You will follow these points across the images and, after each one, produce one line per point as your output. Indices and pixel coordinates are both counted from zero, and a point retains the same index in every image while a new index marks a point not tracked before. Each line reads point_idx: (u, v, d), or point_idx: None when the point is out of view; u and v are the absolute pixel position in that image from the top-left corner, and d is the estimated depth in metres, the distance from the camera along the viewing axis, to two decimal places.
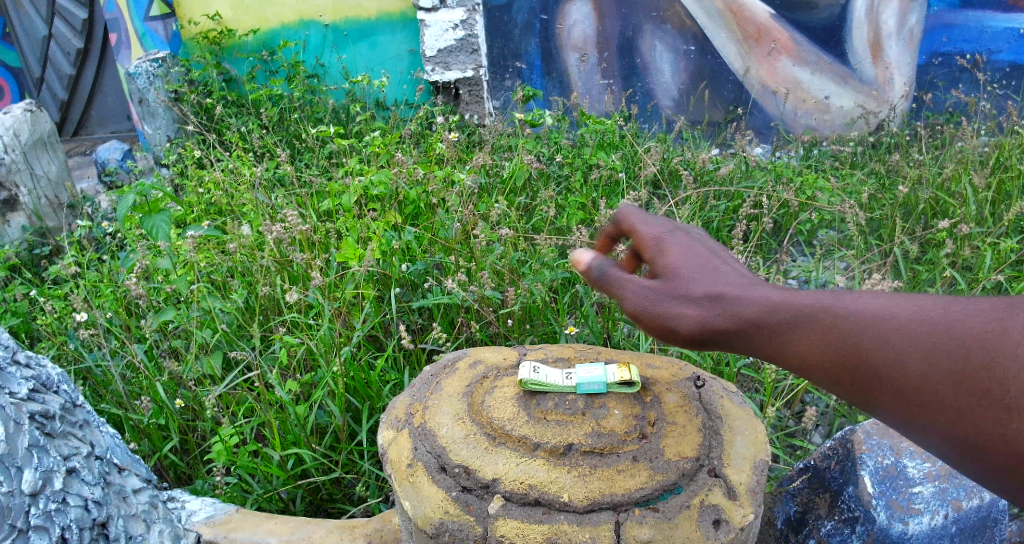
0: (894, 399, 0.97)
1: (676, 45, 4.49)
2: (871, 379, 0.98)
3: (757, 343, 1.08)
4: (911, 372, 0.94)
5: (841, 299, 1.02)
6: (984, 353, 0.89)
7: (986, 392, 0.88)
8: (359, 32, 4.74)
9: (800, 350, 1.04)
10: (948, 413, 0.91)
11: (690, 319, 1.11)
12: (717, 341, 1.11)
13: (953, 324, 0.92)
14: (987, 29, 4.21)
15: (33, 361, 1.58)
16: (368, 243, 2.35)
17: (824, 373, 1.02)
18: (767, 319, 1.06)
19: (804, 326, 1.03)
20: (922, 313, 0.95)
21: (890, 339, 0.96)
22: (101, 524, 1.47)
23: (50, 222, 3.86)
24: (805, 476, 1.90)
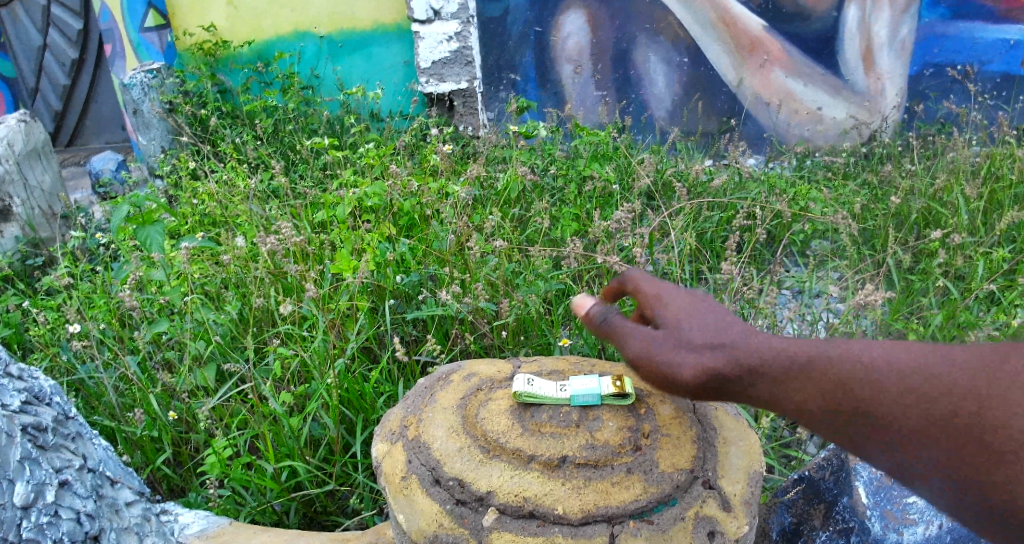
0: (883, 442, 0.98)
1: (670, 57, 4.52)
2: (861, 421, 0.99)
3: (754, 391, 1.08)
4: (902, 415, 0.95)
5: (837, 343, 1.04)
6: (976, 397, 0.91)
7: (974, 435, 0.90)
8: (354, 44, 4.76)
9: (794, 395, 1.04)
10: (936, 458, 0.93)
11: (690, 369, 1.12)
12: (716, 389, 1.11)
13: (948, 368, 0.94)
14: (978, 40, 4.25)
15: (25, 373, 1.57)
16: (362, 255, 2.36)
17: (815, 415, 1.03)
18: (765, 368, 1.07)
19: (800, 371, 1.04)
20: (915, 356, 0.97)
21: (882, 382, 0.97)
22: (93, 537, 1.46)
23: (43, 233, 3.85)
24: (799, 487, 1.90)
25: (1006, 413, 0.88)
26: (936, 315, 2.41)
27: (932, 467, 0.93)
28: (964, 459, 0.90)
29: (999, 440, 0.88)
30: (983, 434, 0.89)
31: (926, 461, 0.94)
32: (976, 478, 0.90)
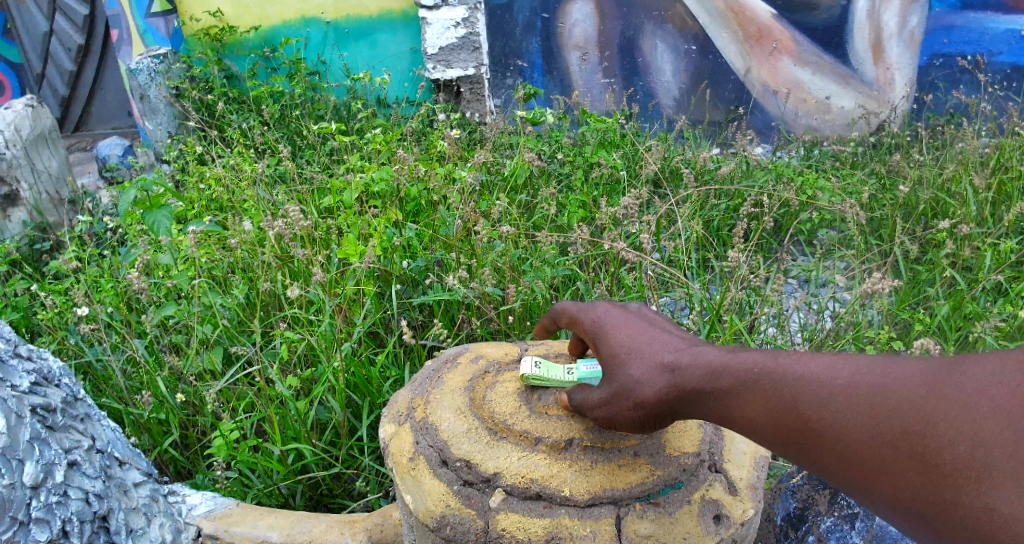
0: (836, 464, 0.93)
1: (677, 44, 4.50)
2: (814, 441, 0.95)
3: (708, 409, 1.07)
4: (849, 433, 0.91)
5: (780, 359, 1.01)
6: (925, 413, 0.85)
7: (924, 453, 0.84)
8: (360, 31, 4.75)
9: (745, 417, 1.03)
10: (889, 478, 0.88)
11: (641, 402, 1.14)
12: (674, 410, 1.12)
13: (896, 383, 0.90)
14: (987, 31, 4.22)
15: (34, 354, 1.58)
16: (369, 240, 2.37)
17: (768, 435, 1.00)
18: (711, 386, 1.06)
19: (745, 392, 1.03)
20: (861, 372, 0.93)
21: (829, 400, 0.94)
22: (101, 517, 1.47)
23: (51, 218, 3.87)
24: (805, 472, 1.90)
25: (956, 429, 0.82)
26: (942, 306, 2.40)
27: (887, 488, 0.88)
28: (914, 479, 0.85)
29: (949, 458, 0.82)
30: (932, 453, 0.83)
31: (880, 483, 0.89)
32: (930, 499, 0.84)
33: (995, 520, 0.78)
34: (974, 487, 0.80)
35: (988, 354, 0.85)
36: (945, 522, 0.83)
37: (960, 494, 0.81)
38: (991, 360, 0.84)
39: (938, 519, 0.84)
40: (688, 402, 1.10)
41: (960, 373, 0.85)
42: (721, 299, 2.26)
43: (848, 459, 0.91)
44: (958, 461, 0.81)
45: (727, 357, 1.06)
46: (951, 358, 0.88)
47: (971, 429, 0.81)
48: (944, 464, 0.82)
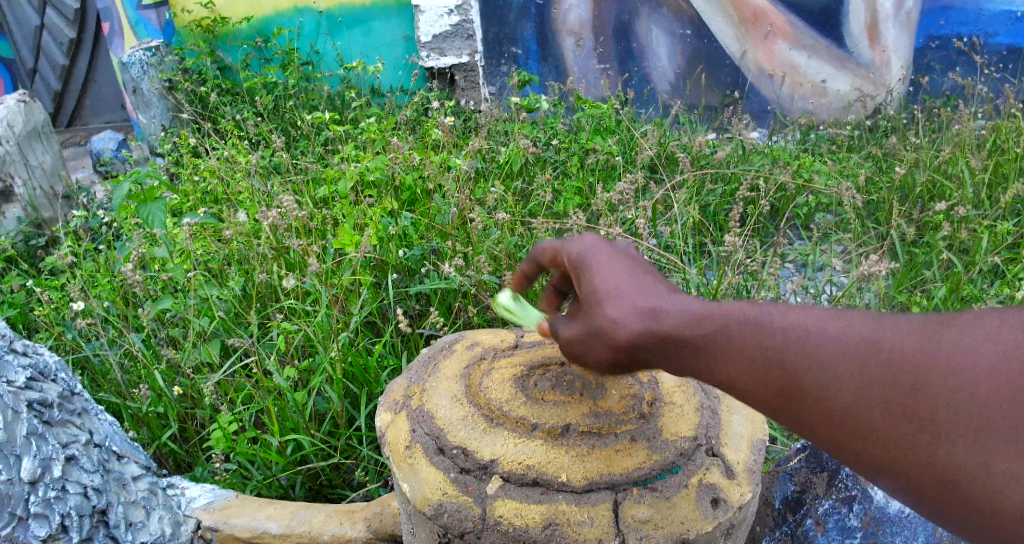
0: (819, 424, 0.88)
1: (672, 29, 4.49)
2: (802, 405, 0.89)
3: (685, 360, 0.99)
4: (840, 391, 0.85)
5: (769, 314, 0.93)
6: (914, 386, 0.81)
7: (919, 432, 0.81)
8: (354, 19, 4.72)
9: (727, 372, 0.95)
10: (882, 452, 0.84)
11: (614, 345, 1.04)
12: (650, 356, 1.02)
13: (883, 347, 0.84)
14: (984, 12, 4.20)
15: (30, 349, 1.58)
16: (364, 229, 2.36)
17: (747, 392, 0.94)
18: (693, 335, 0.97)
19: (732, 345, 0.94)
20: (850, 331, 0.87)
21: (823, 363, 0.87)
22: (101, 511, 1.47)
23: (46, 213, 3.84)
24: (802, 455, 1.89)
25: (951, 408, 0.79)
26: (940, 288, 2.40)
27: (880, 462, 0.84)
28: (909, 457, 0.81)
29: (947, 441, 0.79)
30: (927, 433, 0.80)
31: (871, 455, 0.85)
32: (925, 477, 0.81)
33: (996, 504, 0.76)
34: (973, 470, 0.77)
35: (976, 318, 0.82)
36: (941, 500, 0.81)
37: (959, 477, 0.78)
38: (977, 327, 0.81)
39: (930, 497, 0.82)
40: (662, 349, 1.00)
41: (948, 343, 0.81)
42: (718, 284, 2.26)
43: (839, 426, 0.86)
44: (958, 445, 0.78)
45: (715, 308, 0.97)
46: (933, 321, 0.84)
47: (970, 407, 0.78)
48: (941, 446, 0.79)
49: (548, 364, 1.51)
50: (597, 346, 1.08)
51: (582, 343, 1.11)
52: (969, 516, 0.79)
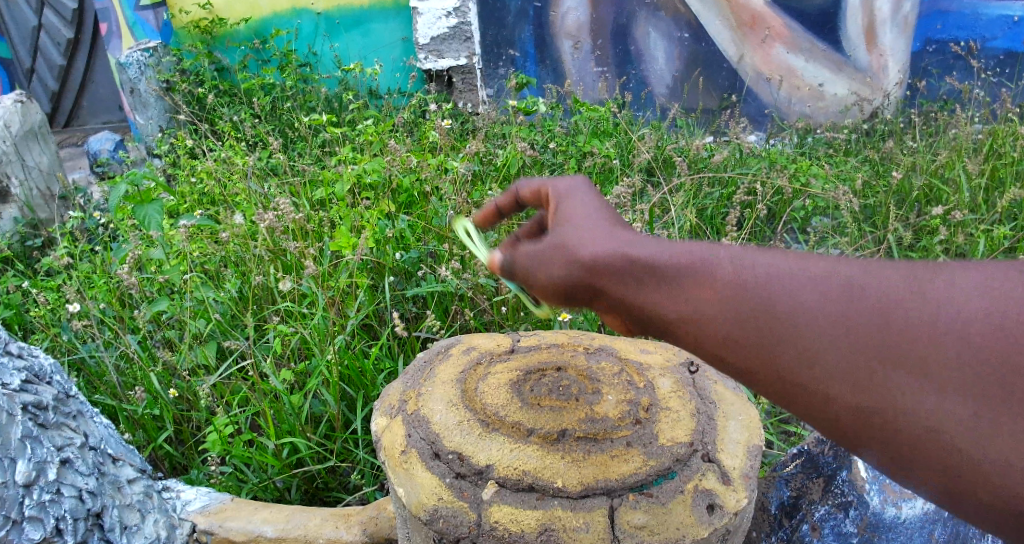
0: (793, 364, 0.82)
1: (670, 32, 4.50)
2: (776, 350, 0.83)
3: (647, 294, 0.94)
4: (817, 328, 0.80)
5: (753, 256, 0.87)
6: (909, 334, 0.76)
7: (913, 390, 0.76)
8: (352, 20, 4.73)
9: (691, 306, 0.89)
10: (864, 413, 0.78)
11: (575, 260, 1.01)
12: (609, 280, 0.98)
13: (876, 294, 0.79)
14: (981, 16, 4.23)
15: (25, 352, 1.57)
16: (362, 231, 2.36)
17: (713, 331, 0.87)
18: (663, 263, 0.93)
19: (705, 275, 0.89)
20: (842, 281, 0.82)
21: (811, 311, 0.81)
22: (95, 514, 1.47)
23: (42, 214, 3.83)
24: (799, 461, 1.88)
25: (949, 360, 0.74)
26: None
27: (857, 421, 0.79)
28: (897, 419, 0.76)
29: (942, 401, 0.74)
30: (922, 391, 0.75)
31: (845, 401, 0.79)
32: (910, 443, 0.77)
33: (986, 471, 0.73)
34: (968, 435, 0.73)
35: (969, 265, 0.79)
36: (922, 466, 0.77)
37: (952, 441, 0.74)
38: (973, 271, 0.78)
39: (908, 455, 0.77)
40: (622, 276, 0.96)
41: (943, 285, 0.78)
42: None
43: (812, 364, 0.81)
44: (955, 405, 0.74)
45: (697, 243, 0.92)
46: (926, 266, 0.80)
47: (970, 359, 0.74)
48: (936, 406, 0.75)
49: (545, 369, 1.52)
50: (559, 265, 1.03)
51: (543, 261, 1.06)
52: (952, 483, 0.76)
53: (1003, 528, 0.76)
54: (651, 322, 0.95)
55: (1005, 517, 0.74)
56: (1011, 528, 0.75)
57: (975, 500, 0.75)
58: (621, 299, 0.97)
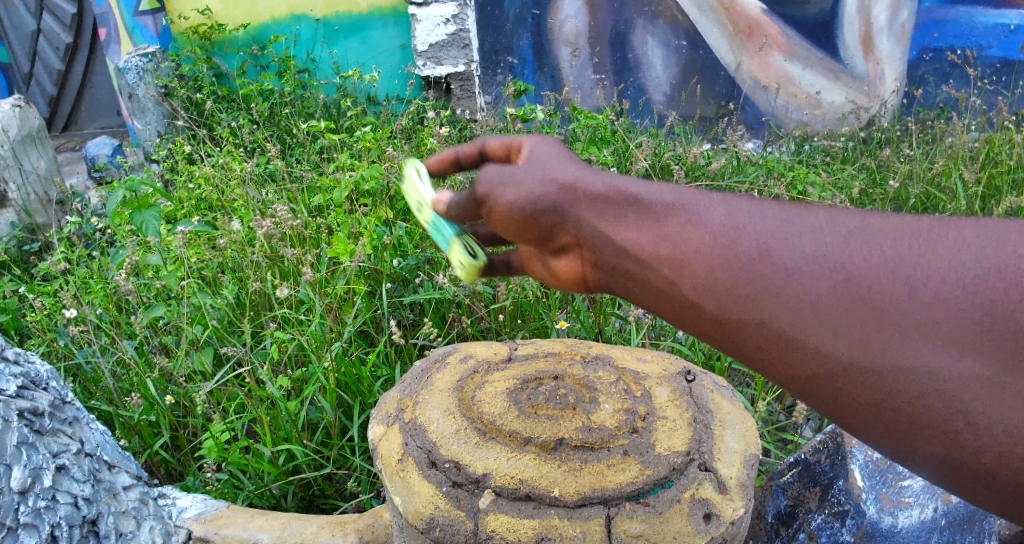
0: (785, 318, 0.82)
1: (668, 39, 4.51)
2: (770, 298, 0.83)
3: (638, 228, 0.94)
4: (810, 284, 0.81)
5: (747, 208, 0.88)
6: (926, 293, 0.77)
7: (929, 351, 0.76)
8: (351, 27, 4.74)
9: (676, 242, 0.90)
10: (867, 373, 0.79)
11: (567, 189, 1.00)
12: (601, 210, 0.98)
13: (890, 250, 0.80)
14: (977, 25, 4.25)
15: (22, 357, 1.57)
16: (359, 238, 2.37)
17: (704, 276, 0.87)
18: (656, 201, 0.94)
19: (697, 224, 0.90)
20: (853, 238, 0.82)
21: (817, 268, 0.81)
22: (91, 521, 1.46)
23: (39, 218, 3.82)
24: (795, 469, 1.88)
25: (965, 319, 0.76)
26: None
27: (852, 380, 0.80)
28: (906, 381, 0.77)
29: (956, 363, 0.76)
30: (937, 352, 0.76)
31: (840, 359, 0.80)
32: (912, 407, 0.77)
33: (988, 437, 0.75)
34: (976, 399, 0.75)
35: (973, 222, 0.80)
36: (916, 432, 0.78)
37: (961, 404, 0.75)
38: (973, 225, 0.80)
39: (904, 419, 0.78)
40: (604, 206, 0.98)
41: (951, 240, 0.79)
42: None
43: (803, 317, 0.81)
44: (967, 368, 0.75)
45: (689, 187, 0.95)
46: (930, 221, 0.82)
47: (986, 317, 0.75)
48: (948, 368, 0.76)
49: (542, 378, 1.52)
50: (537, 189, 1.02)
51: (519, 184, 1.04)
52: (948, 452, 0.77)
53: (987, 496, 0.78)
54: (619, 256, 0.96)
55: (995, 485, 0.76)
56: (997, 497, 0.77)
57: (970, 467, 0.77)
58: (596, 232, 0.98)
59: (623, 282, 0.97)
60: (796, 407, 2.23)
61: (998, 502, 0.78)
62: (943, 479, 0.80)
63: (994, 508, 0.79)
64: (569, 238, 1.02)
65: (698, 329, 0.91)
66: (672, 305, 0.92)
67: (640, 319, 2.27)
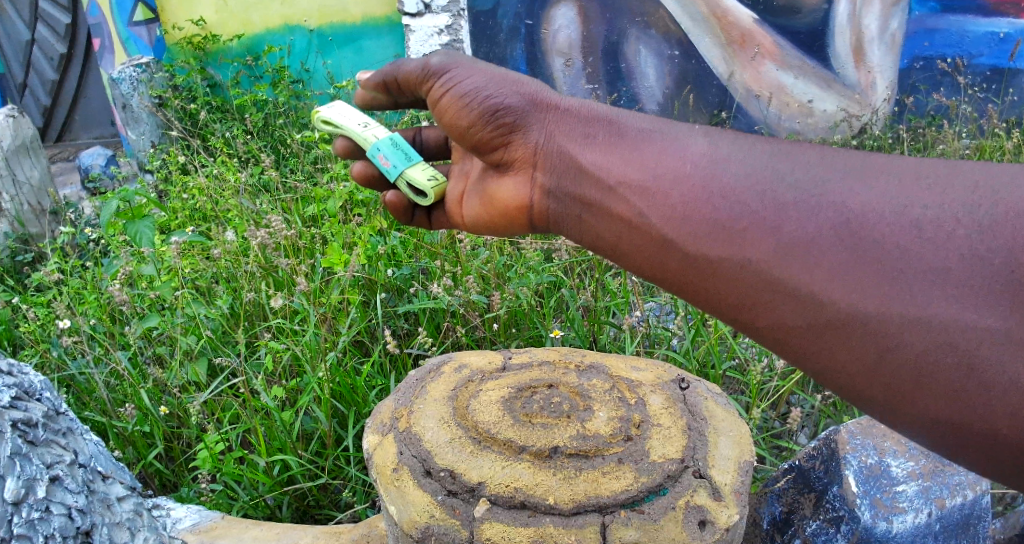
0: (773, 253, 0.95)
1: (661, 49, 4.55)
2: (760, 247, 0.96)
3: (600, 139, 1.20)
4: (807, 229, 0.94)
5: (753, 183, 1.00)
6: (940, 238, 0.87)
7: (946, 304, 0.84)
8: (345, 37, 4.76)
9: (652, 172, 1.09)
10: (874, 330, 0.88)
11: (538, 102, 1.27)
12: (566, 122, 1.24)
13: (905, 192, 0.92)
14: (967, 34, 4.32)
15: (15, 369, 1.57)
16: (353, 248, 2.41)
17: (690, 203, 1.04)
18: (619, 123, 1.20)
19: (683, 152, 1.08)
20: (870, 183, 0.94)
21: (832, 231, 0.92)
22: (84, 533, 1.45)
23: (33, 228, 3.81)
24: (789, 476, 1.87)
25: (981, 271, 0.84)
26: None
27: (856, 328, 0.89)
28: (919, 339, 0.85)
29: (972, 316, 0.83)
30: (954, 306, 0.84)
31: (838, 305, 0.90)
32: (923, 363, 0.85)
33: (998, 393, 0.82)
34: (994, 352, 0.82)
35: (981, 166, 0.92)
36: (922, 387, 0.86)
37: (976, 359, 0.82)
38: (984, 175, 0.91)
39: (909, 370, 0.86)
40: (571, 128, 1.24)
41: (961, 187, 0.90)
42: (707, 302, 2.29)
43: (789, 248, 0.94)
44: (984, 320, 0.82)
45: (660, 120, 1.17)
46: (929, 184, 0.92)
47: (1002, 259, 0.83)
48: (965, 321, 0.83)
49: (536, 387, 1.53)
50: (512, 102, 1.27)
51: (490, 96, 1.28)
52: (959, 409, 0.84)
53: (986, 459, 0.86)
54: (579, 174, 1.20)
55: (998, 449, 0.84)
56: (1001, 454, 0.84)
57: (977, 429, 0.84)
58: (564, 145, 1.23)
59: (574, 197, 1.21)
60: (790, 415, 2.23)
61: (995, 464, 0.86)
62: (945, 445, 0.88)
63: (990, 470, 0.87)
64: (530, 152, 1.27)
65: (674, 266, 1.06)
66: (649, 237, 1.08)
67: (633, 327, 2.28)
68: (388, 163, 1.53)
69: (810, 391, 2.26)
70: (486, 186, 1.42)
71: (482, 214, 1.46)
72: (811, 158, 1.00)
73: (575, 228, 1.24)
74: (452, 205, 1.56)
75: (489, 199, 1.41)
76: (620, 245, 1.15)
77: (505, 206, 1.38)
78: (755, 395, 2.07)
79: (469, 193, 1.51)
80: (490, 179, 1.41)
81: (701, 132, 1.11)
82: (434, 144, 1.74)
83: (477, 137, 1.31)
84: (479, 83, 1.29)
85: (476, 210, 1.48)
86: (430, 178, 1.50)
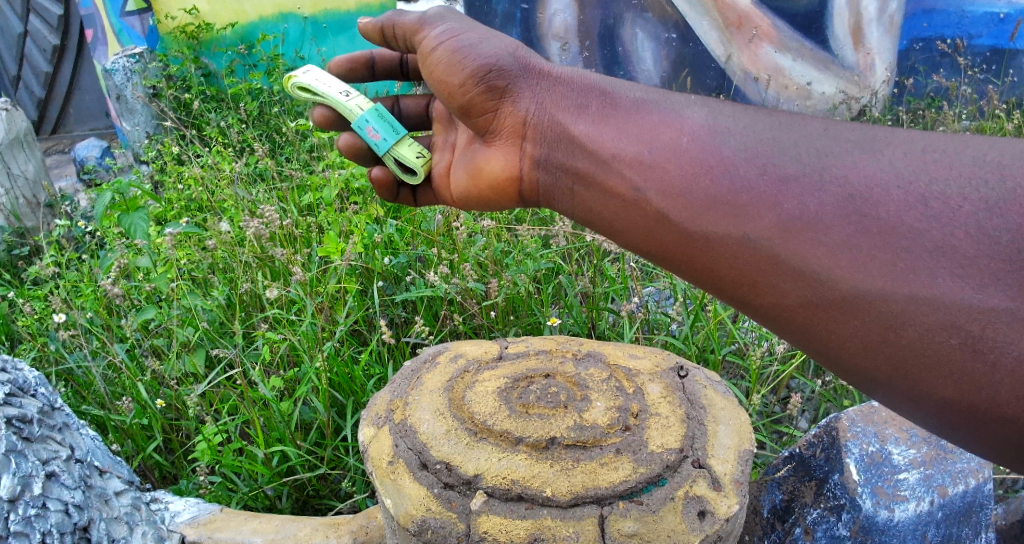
0: (776, 234, 0.93)
1: (658, 33, 4.51)
2: (762, 223, 0.94)
3: (592, 108, 1.18)
4: (810, 208, 0.91)
5: (753, 160, 0.98)
6: (947, 215, 0.84)
7: (952, 282, 0.82)
8: (338, 24, 4.77)
9: (649, 147, 1.07)
10: (878, 309, 0.86)
11: (532, 69, 1.26)
12: (559, 89, 1.23)
13: (911, 165, 0.90)
14: (967, 14, 4.32)
15: (8, 365, 1.53)
16: (349, 237, 2.38)
17: (690, 183, 1.01)
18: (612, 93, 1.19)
19: (681, 126, 1.06)
20: (876, 157, 0.92)
21: (835, 206, 0.90)
22: (82, 528, 1.44)
23: (28, 222, 3.78)
24: (790, 464, 1.84)
25: (987, 249, 0.81)
26: None
27: (861, 310, 0.87)
28: (924, 320, 0.83)
29: (978, 296, 0.81)
30: (959, 285, 0.82)
31: (840, 288, 0.88)
32: (928, 344, 0.83)
33: (1001, 378, 0.79)
34: (1000, 333, 0.79)
35: (988, 142, 0.91)
36: (925, 368, 0.84)
37: (983, 341, 0.80)
38: (994, 150, 0.89)
39: (911, 354, 0.84)
40: (564, 97, 1.22)
41: (968, 161, 0.88)
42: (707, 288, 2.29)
43: (791, 228, 0.92)
44: (990, 300, 0.80)
45: (655, 92, 1.15)
46: (935, 158, 0.90)
47: (1010, 238, 0.81)
48: (970, 302, 0.81)
49: (533, 377, 1.52)
50: (505, 64, 1.25)
51: (483, 55, 1.26)
52: (962, 393, 0.82)
53: (992, 442, 0.84)
54: (571, 146, 1.18)
55: (1003, 431, 0.82)
56: (1004, 436, 0.83)
57: (981, 413, 0.82)
58: (555, 115, 1.21)
59: (566, 170, 1.20)
60: (790, 400, 2.22)
61: (999, 446, 0.84)
62: (951, 427, 0.86)
63: (994, 451, 0.86)
64: (520, 122, 1.26)
65: (673, 247, 1.04)
66: (644, 213, 1.06)
67: (632, 313, 2.25)
68: (378, 136, 1.49)
69: (811, 376, 2.25)
70: (474, 159, 1.41)
71: (469, 187, 1.45)
72: (812, 131, 0.99)
73: (565, 202, 1.22)
74: (440, 179, 1.54)
75: (477, 170, 1.40)
76: (616, 225, 1.12)
77: (493, 177, 1.36)
78: (755, 382, 2.05)
79: (456, 165, 1.49)
80: (479, 152, 1.40)
81: (699, 104, 1.09)
82: (414, 115, 1.73)
83: (468, 100, 1.30)
84: (473, 42, 1.28)
85: (464, 184, 1.46)
86: (418, 154, 1.50)
